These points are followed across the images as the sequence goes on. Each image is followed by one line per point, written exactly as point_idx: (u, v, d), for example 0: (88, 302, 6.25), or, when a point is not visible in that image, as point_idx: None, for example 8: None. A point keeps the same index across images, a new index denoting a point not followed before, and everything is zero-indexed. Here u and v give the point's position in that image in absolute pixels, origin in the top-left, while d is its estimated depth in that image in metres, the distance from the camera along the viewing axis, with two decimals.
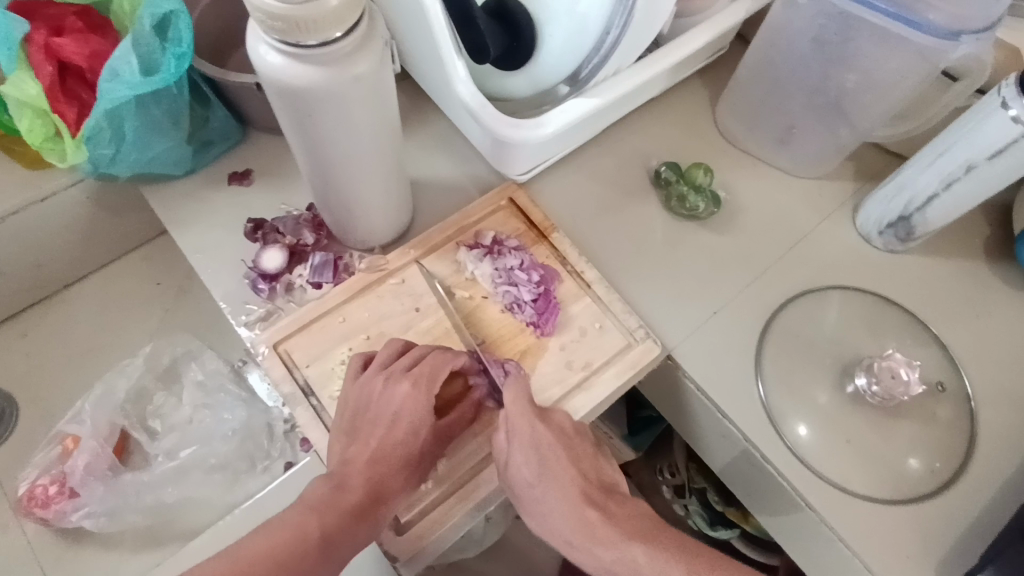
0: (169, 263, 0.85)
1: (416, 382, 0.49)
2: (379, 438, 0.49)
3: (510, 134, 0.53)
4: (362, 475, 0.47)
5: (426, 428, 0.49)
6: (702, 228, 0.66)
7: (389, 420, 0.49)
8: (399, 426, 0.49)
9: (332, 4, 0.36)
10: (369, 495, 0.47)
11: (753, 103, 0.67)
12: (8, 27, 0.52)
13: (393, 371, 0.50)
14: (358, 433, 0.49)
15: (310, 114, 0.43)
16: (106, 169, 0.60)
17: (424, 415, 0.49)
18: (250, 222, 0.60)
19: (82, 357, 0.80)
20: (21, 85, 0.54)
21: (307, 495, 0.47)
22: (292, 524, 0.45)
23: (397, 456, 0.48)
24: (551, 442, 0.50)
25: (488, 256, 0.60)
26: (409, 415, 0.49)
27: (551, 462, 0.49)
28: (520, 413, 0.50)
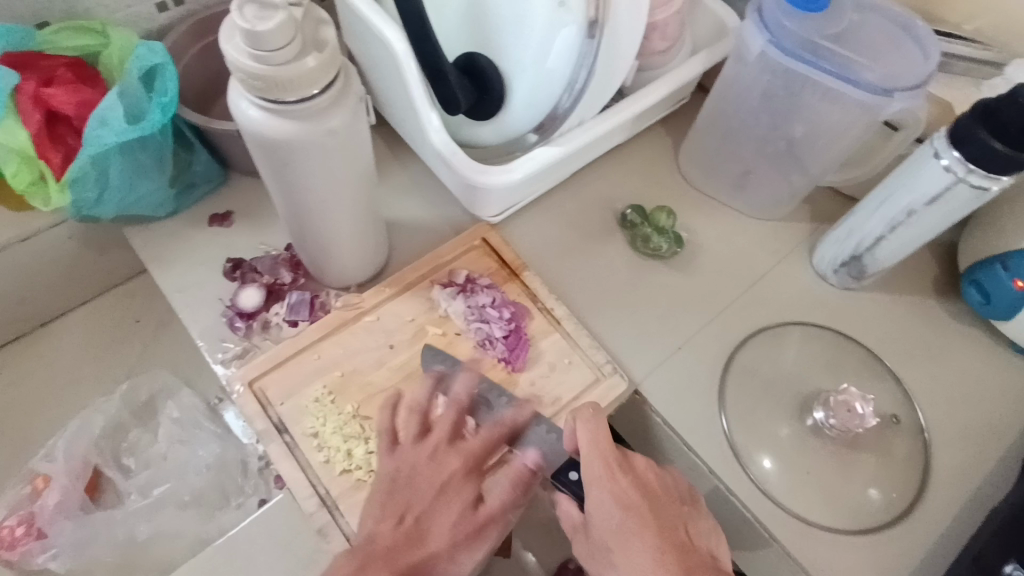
0: (149, 300, 0.85)
1: (457, 458, 0.52)
2: (417, 512, 0.50)
3: (480, 180, 0.56)
4: (387, 557, 0.46)
5: (460, 501, 0.51)
6: (666, 267, 0.69)
7: (433, 492, 0.50)
8: (446, 505, 0.50)
9: (308, 64, 0.39)
10: (400, 561, 0.47)
11: (712, 149, 0.71)
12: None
13: (439, 444, 0.52)
14: (392, 509, 0.49)
15: (287, 162, 0.45)
16: (88, 212, 0.61)
17: (466, 485, 0.52)
18: (230, 261, 0.63)
19: (57, 392, 0.80)
20: (10, 132, 0.56)
21: (331, 573, 0.46)
22: None
23: (434, 532, 0.49)
24: (639, 502, 0.48)
25: (461, 294, 0.62)
26: (455, 488, 0.51)
27: (633, 519, 0.46)
28: (597, 461, 0.49)
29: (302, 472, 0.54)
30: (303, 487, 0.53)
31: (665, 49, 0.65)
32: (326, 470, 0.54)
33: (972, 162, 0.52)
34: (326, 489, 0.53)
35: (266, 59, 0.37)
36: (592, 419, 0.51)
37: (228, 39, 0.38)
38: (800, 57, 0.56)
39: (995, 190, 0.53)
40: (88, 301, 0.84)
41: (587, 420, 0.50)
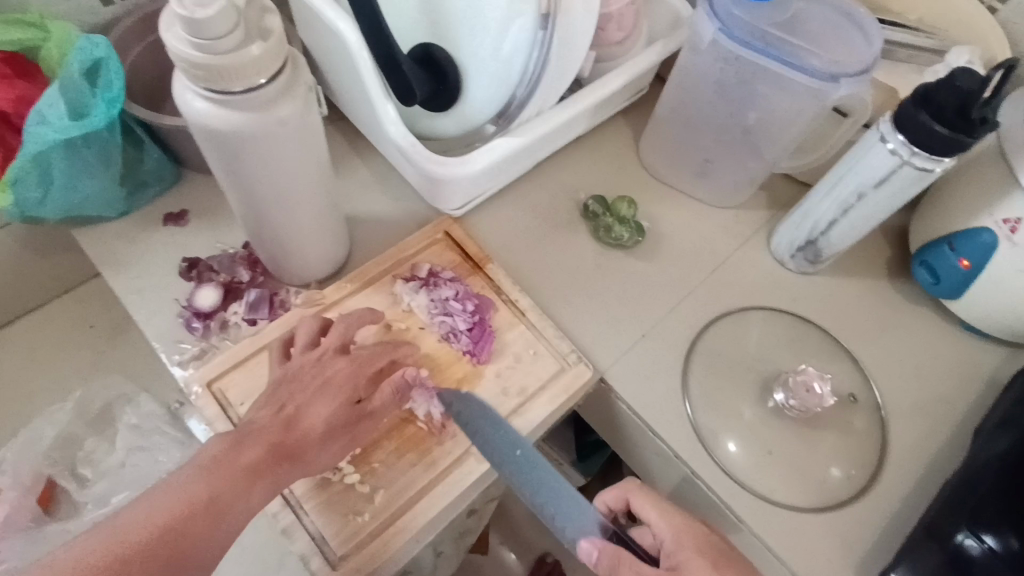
0: (106, 305, 0.82)
1: (354, 356, 0.53)
2: (299, 402, 0.49)
3: (439, 171, 0.56)
4: (263, 438, 0.47)
5: (341, 398, 0.51)
6: (630, 256, 0.70)
7: (318, 384, 0.51)
8: (325, 398, 0.50)
9: (253, 53, 0.38)
10: (279, 441, 0.47)
11: (672, 140, 0.72)
12: None
13: (329, 349, 0.53)
14: (275, 400, 0.50)
15: (238, 155, 0.44)
16: (34, 212, 0.58)
17: (346, 381, 0.51)
18: (185, 261, 0.61)
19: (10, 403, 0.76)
20: None
21: (199, 455, 0.45)
22: (174, 488, 0.43)
23: (312, 420, 0.49)
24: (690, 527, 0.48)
25: (424, 287, 0.61)
26: (341, 385, 0.51)
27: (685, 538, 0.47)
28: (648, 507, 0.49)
29: None
30: None
31: (621, 39, 0.66)
32: None
33: (915, 145, 0.54)
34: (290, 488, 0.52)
35: (207, 48, 0.36)
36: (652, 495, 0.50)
37: (168, 27, 0.37)
38: (750, 44, 0.57)
39: (938, 171, 0.55)
40: (41, 307, 0.80)
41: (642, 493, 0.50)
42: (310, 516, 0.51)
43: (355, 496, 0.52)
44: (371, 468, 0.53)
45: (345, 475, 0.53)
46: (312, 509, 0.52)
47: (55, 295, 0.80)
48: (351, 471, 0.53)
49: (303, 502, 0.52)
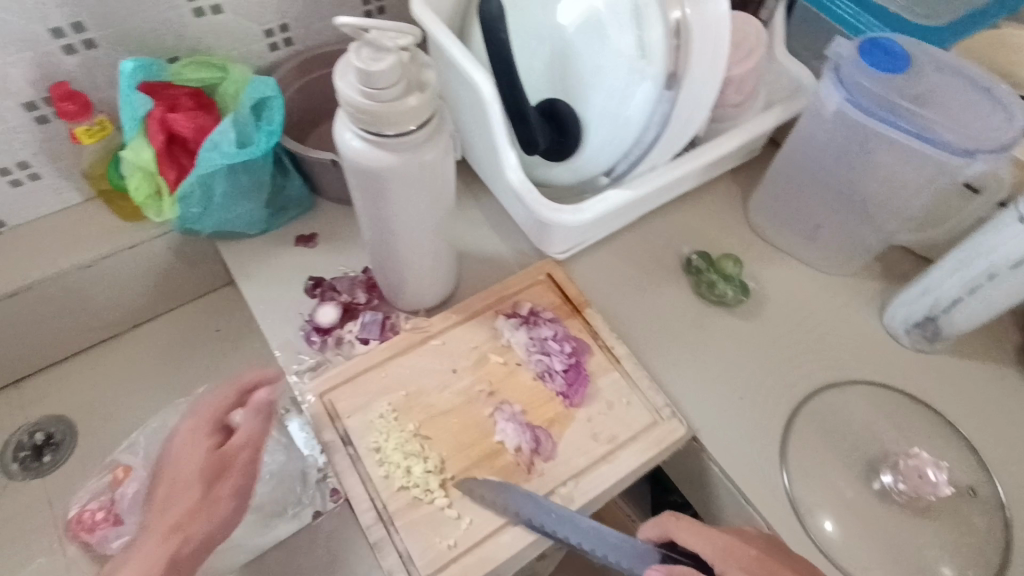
0: (232, 310, 0.82)
1: (200, 445, 0.59)
2: (178, 472, 0.58)
3: (553, 218, 0.59)
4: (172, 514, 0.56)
5: (206, 446, 0.59)
6: (731, 314, 0.69)
7: (180, 458, 0.59)
8: (196, 449, 0.59)
9: (411, 102, 0.42)
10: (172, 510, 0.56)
11: (783, 202, 0.72)
12: (135, 104, 0.59)
13: (215, 417, 0.60)
14: (181, 464, 0.58)
15: (380, 189, 0.49)
16: (192, 225, 0.66)
17: (208, 447, 0.59)
18: (311, 280, 0.67)
19: (122, 394, 0.77)
20: (136, 151, 0.60)
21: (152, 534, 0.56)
22: (148, 553, 0.55)
23: (184, 465, 0.58)
24: (745, 549, 0.46)
25: (525, 325, 0.64)
26: (205, 437, 0.59)
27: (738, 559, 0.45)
28: (689, 530, 0.48)
29: (363, 485, 0.55)
30: (362, 500, 0.54)
31: (740, 102, 0.67)
32: (386, 485, 0.55)
33: None
34: (383, 503, 0.54)
35: (375, 95, 0.41)
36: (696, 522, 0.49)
37: (342, 76, 0.42)
38: (877, 114, 0.57)
39: None
40: (178, 308, 0.81)
41: (680, 517, 0.50)
42: (400, 534, 0.53)
43: (443, 520, 0.54)
44: (460, 495, 0.55)
45: (436, 498, 0.54)
46: (402, 528, 0.53)
47: (192, 297, 0.82)
48: (441, 495, 0.54)
49: (394, 519, 0.54)
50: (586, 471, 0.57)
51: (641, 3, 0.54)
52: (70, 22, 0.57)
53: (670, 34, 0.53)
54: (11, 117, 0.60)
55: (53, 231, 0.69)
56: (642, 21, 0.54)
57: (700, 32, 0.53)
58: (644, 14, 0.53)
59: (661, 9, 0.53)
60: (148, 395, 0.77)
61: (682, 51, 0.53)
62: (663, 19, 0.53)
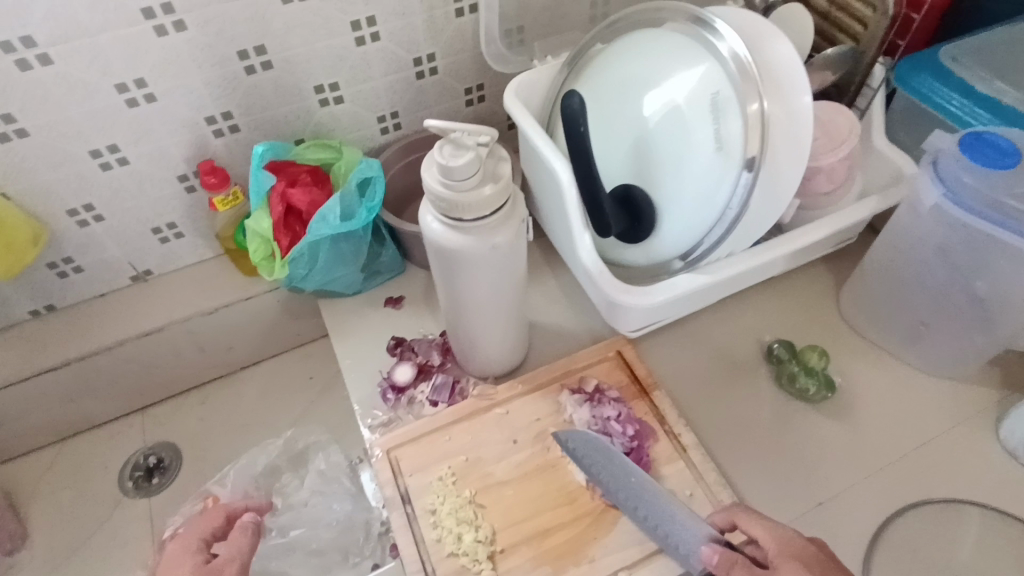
0: (326, 361, 0.89)
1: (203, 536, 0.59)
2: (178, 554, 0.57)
3: (623, 299, 0.60)
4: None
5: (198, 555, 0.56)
6: (815, 411, 0.65)
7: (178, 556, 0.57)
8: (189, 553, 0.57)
9: (487, 191, 0.46)
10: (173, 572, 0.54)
11: (878, 295, 0.68)
12: (261, 181, 0.69)
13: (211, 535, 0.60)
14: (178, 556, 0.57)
15: (456, 266, 0.53)
16: (296, 283, 0.73)
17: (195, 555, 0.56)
18: (393, 339, 0.72)
19: (221, 429, 0.84)
20: (258, 220, 0.69)
21: None
22: None
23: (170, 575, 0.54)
24: (805, 545, 0.48)
25: (588, 402, 0.64)
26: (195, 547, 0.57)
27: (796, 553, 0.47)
28: (748, 516, 0.50)
29: (416, 545, 0.56)
30: (413, 561, 0.56)
31: (829, 191, 0.66)
32: (437, 548, 0.56)
33: None
34: (432, 567, 0.55)
35: (454, 186, 0.46)
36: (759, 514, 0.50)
37: (426, 168, 0.47)
38: (985, 217, 0.55)
39: None
40: (280, 354, 0.89)
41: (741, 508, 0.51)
42: None
43: None
44: (507, 569, 0.55)
45: (482, 569, 0.55)
46: None
47: (291, 345, 0.89)
48: (488, 567, 0.55)
49: None
50: (637, 564, 0.55)
51: (719, 98, 0.56)
52: (222, 112, 0.68)
53: (749, 125, 0.55)
54: (168, 187, 0.72)
55: (188, 281, 0.80)
56: (720, 114, 0.56)
57: (781, 123, 0.55)
58: (723, 107, 0.56)
59: (740, 102, 0.55)
60: (243, 432, 0.84)
61: (761, 142, 0.55)
62: (742, 112, 0.55)
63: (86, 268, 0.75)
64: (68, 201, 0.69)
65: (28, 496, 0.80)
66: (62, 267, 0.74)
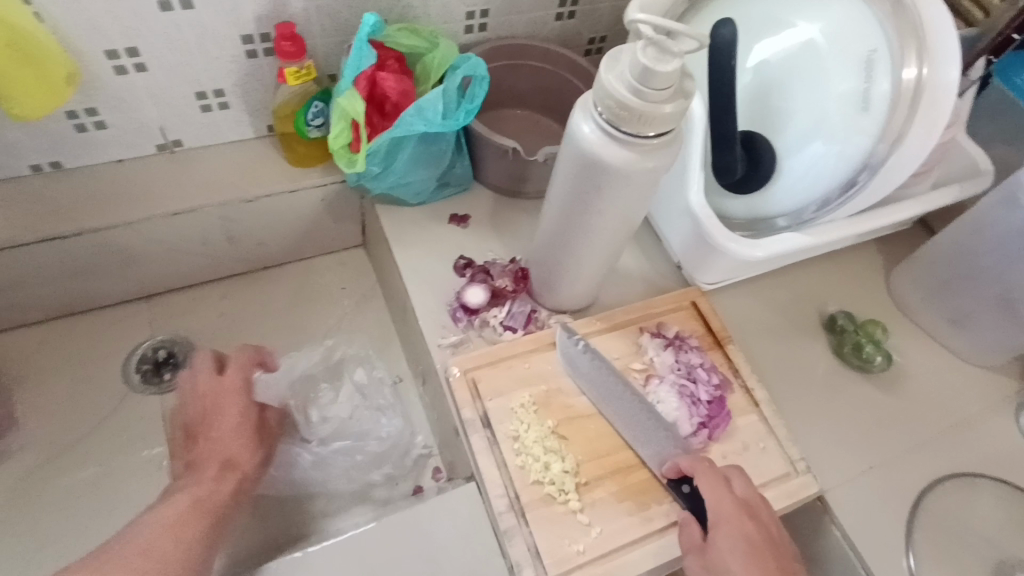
0: (359, 272, 0.82)
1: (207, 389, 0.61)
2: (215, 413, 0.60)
3: (728, 246, 0.59)
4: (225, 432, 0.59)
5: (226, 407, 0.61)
6: (868, 382, 0.68)
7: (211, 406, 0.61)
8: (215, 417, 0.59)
9: (666, 110, 0.42)
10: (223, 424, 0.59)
11: (937, 282, 0.70)
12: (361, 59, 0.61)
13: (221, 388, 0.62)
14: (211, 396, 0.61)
15: (595, 183, 0.49)
16: (366, 181, 0.67)
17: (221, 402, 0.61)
18: (463, 259, 0.68)
19: (235, 329, 0.76)
20: (352, 100, 0.60)
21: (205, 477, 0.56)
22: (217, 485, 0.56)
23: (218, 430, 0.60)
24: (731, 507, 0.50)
25: (671, 347, 0.63)
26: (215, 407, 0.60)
27: (728, 519, 0.50)
28: (710, 479, 0.52)
29: (499, 469, 0.55)
30: (496, 486, 0.54)
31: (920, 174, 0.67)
32: (521, 474, 0.55)
33: None
34: (517, 493, 0.54)
35: (641, 93, 0.42)
36: (716, 480, 0.52)
37: (611, 69, 0.43)
38: None
39: None
40: (308, 259, 0.82)
41: (700, 465, 0.53)
42: (530, 527, 0.53)
43: (574, 524, 0.53)
44: (591, 500, 0.54)
45: (570, 500, 0.54)
46: (532, 522, 0.53)
47: (323, 250, 0.82)
48: (575, 498, 0.54)
49: (526, 511, 0.53)
50: None
51: (874, 56, 0.55)
52: None
53: (900, 90, 0.54)
54: (228, 45, 0.62)
55: (224, 161, 0.71)
56: (870, 73, 0.55)
57: (932, 94, 0.52)
58: (876, 66, 0.55)
59: (894, 65, 0.54)
60: (262, 334, 0.77)
61: (909, 110, 0.54)
62: (895, 74, 0.54)
63: (110, 125, 0.65)
64: (109, 40, 0.58)
65: (7, 377, 0.70)
66: (82, 119, 0.64)
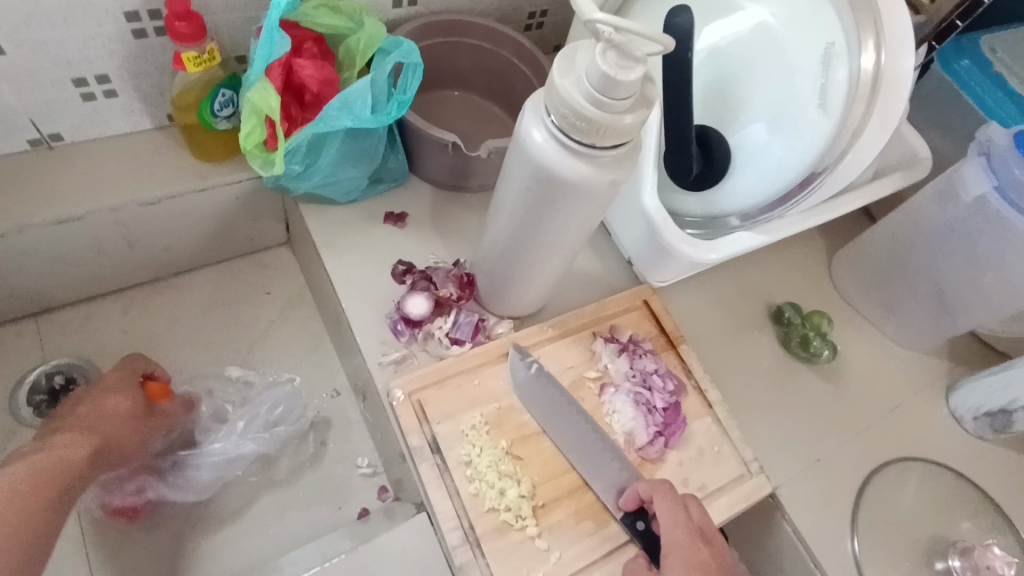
0: (285, 273, 0.74)
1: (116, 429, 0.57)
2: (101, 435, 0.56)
3: (684, 251, 0.56)
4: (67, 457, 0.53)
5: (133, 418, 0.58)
6: (813, 373, 0.69)
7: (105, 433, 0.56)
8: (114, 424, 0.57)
9: (627, 121, 0.38)
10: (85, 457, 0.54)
11: (878, 270, 0.71)
12: (274, 45, 0.52)
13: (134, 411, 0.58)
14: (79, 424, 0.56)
15: (551, 197, 0.45)
16: (286, 181, 0.59)
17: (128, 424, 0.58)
18: (401, 264, 0.62)
19: (141, 345, 0.67)
20: (262, 93, 0.53)
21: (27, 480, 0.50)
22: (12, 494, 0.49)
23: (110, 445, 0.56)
24: (685, 538, 0.48)
25: (625, 353, 0.61)
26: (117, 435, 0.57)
27: (678, 548, 0.48)
28: (666, 504, 0.49)
29: (451, 499, 0.51)
30: (449, 517, 0.51)
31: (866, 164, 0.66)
32: (474, 503, 0.51)
33: None
34: (471, 523, 0.51)
35: (600, 103, 0.37)
36: (674, 505, 0.50)
37: (565, 75, 0.38)
38: (999, 191, 0.59)
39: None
40: (225, 261, 0.74)
41: (659, 489, 0.50)
42: (486, 558, 0.50)
43: (533, 551, 0.51)
44: (549, 525, 0.52)
45: (526, 526, 0.51)
46: (489, 553, 0.50)
47: (242, 251, 0.74)
48: (532, 523, 0.51)
49: (481, 542, 0.50)
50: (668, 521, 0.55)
51: (833, 49, 0.52)
52: None
53: (859, 79, 0.51)
54: (107, 22, 0.52)
55: (116, 157, 0.61)
56: (827, 65, 0.53)
57: (891, 88, 0.51)
58: (833, 59, 0.52)
59: (853, 53, 0.51)
60: (171, 348, 0.68)
61: (866, 105, 0.52)
62: (853, 67, 0.52)
63: None
64: None
65: None
66: None
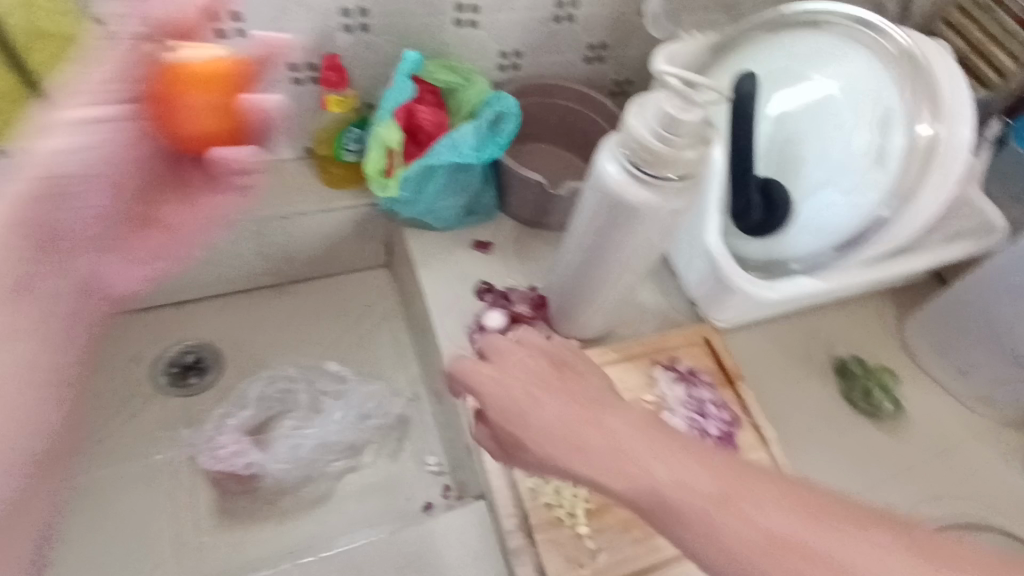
0: (381, 290, 0.84)
1: None
2: None
3: (745, 288, 0.60)
4: None
5: None
6: (875, 426, 0.69)
7: None
8: None
9: (687, 156, 0.46)
10: None
11: (948, 332, 0.72)
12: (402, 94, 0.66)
13: None
14: None
15: (618, 221, 0.51)
16: (395, 206, 0.70)
17: None
18: (483, 283, 0.71)
19: (257, 339, 0.79)
20: (387, 132, 0.66)
21: None
22: None
23: None
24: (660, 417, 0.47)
25: (683, 382, 0.65)
26: None
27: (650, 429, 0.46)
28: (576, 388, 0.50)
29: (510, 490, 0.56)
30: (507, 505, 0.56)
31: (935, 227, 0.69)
32: (531, 496, 0.56)
33: None
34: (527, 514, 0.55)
35: (666, 140, 0.46)
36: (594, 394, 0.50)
37: (639, 115, 0.47)
38: None
39: None
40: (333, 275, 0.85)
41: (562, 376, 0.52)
42: (537, 548, 0.54)
43: (581, 547, 0.54)
44: (600, 526, 0.55)
45: (577, 524, 0.55)
46: (540, 543, 0.54)
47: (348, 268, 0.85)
48: (582, 522, 0.55)
49: (534, 532, 0.55)
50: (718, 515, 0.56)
51: (891, 113, 0.59)
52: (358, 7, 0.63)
53: (914, 145, 0.57)
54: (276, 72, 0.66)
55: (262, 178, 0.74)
56: (885, 130, 0.59)
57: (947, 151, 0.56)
58: (891, 123, 0.59)
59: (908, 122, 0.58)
60: (280, 344, 0.78)
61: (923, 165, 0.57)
62: (910, 132, 0.58)
63: None
64: None
65: None
66: None
